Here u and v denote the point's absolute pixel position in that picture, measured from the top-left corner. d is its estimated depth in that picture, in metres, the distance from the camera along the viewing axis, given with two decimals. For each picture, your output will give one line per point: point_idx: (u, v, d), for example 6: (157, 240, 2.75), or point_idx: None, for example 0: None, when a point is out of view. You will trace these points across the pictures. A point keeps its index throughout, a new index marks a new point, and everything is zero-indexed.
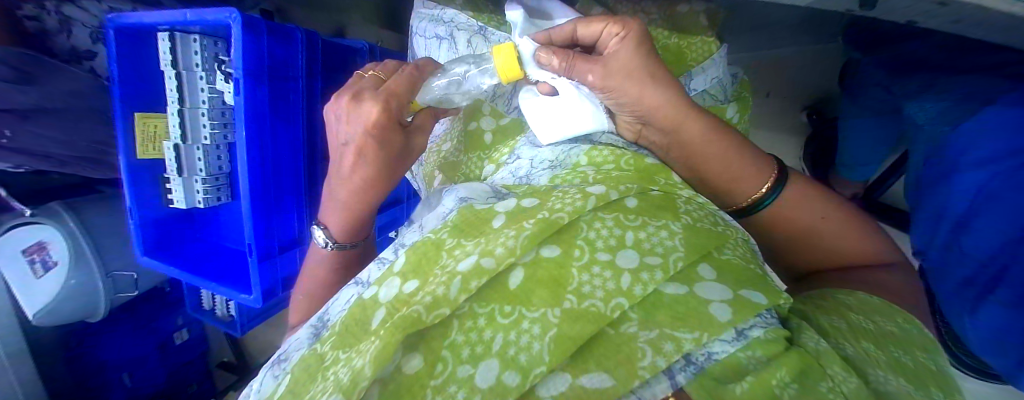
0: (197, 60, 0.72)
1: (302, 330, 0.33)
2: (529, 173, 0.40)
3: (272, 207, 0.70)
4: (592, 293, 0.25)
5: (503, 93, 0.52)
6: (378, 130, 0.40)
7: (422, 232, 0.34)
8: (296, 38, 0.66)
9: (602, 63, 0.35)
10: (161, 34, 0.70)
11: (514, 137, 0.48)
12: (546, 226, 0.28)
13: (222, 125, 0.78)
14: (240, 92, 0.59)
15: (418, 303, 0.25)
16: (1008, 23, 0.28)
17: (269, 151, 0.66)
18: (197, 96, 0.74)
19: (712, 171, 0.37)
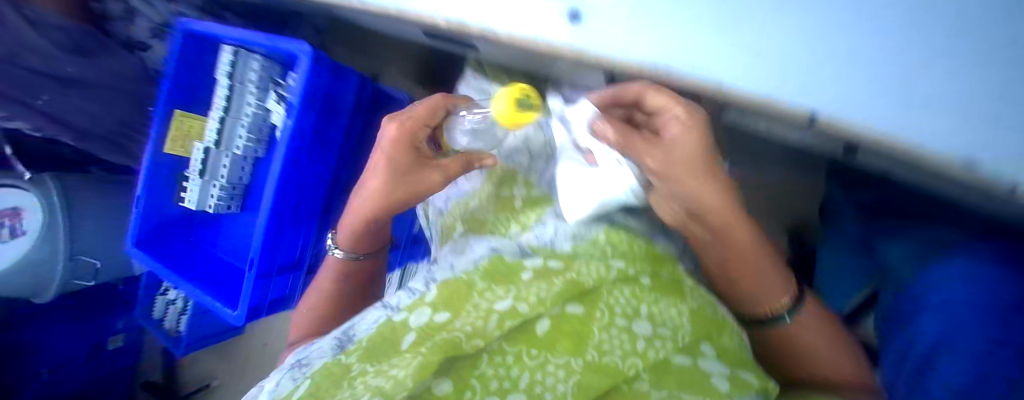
0: (254, 78, 0.76)
1: (324, 339, 0.35)
2: (551, 239, 0.44)
3: (284, 226, 0.72)
4: (611, 351, 0.29)
5: (536, 167, 0.56)
6: (390, 149, 0.48)
7: (450, 271, 0.35)
8: (350, 78, 0.72)
9: (661, 151, 0.33)
10: (228, 48, 0.77)
11: (542, 207, 0.53)
12: (573, 286, 0.31)
13: (258, 140, 0.80)
14: (291, 116, 0.66)
15: (459, 332, 0.29)
16: (963, 193, 0.35)
17: (298, 173, 0.70)
18: (243, 108, 0.78)
19: (745, 277, 0.40)
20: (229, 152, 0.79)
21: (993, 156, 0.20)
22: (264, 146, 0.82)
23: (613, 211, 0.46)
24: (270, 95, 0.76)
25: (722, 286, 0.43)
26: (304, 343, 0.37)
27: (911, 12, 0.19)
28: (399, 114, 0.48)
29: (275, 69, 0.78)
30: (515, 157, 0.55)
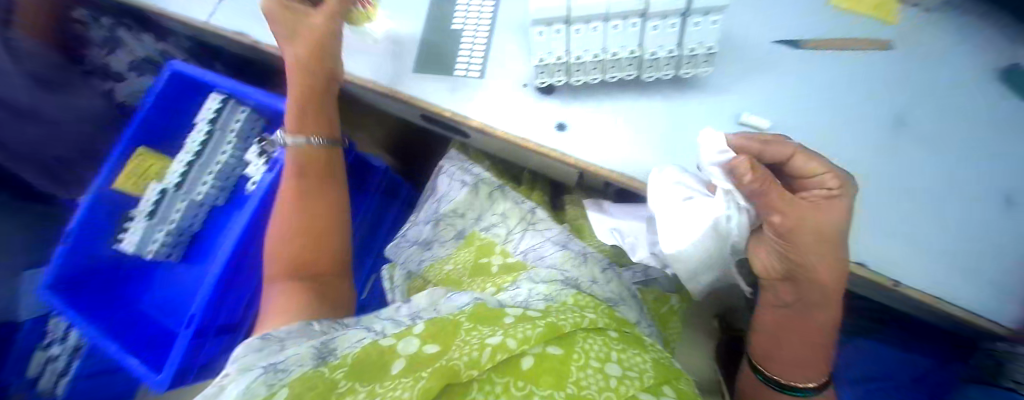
0: (236, 129, 0.76)
1: (301, 345, 0.33)
2: (526, 299, 0.47)
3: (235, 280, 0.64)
4: (588, 386, 0.32)
5: (512, 238, 0.61)
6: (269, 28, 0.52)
7: (437, 312, 0.39)
8: None
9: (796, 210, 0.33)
10: (216, 96, 0.76)
11: (518, 271, 0.55)
12: (553, 328, 0.35)
13: (221, 188, 0.77)
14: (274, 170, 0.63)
15: (457, 360, 0.30)
16: (860, 284, 0.45)
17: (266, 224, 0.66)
18: (216, 155, 0.76)
19: (790, 345, 0.41)
20: (188, 197, 0.74)
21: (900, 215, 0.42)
22: (226, 195, 0.79)
23: (579, 278, 0.52)
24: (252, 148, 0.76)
25: (756, 342, 0.44)
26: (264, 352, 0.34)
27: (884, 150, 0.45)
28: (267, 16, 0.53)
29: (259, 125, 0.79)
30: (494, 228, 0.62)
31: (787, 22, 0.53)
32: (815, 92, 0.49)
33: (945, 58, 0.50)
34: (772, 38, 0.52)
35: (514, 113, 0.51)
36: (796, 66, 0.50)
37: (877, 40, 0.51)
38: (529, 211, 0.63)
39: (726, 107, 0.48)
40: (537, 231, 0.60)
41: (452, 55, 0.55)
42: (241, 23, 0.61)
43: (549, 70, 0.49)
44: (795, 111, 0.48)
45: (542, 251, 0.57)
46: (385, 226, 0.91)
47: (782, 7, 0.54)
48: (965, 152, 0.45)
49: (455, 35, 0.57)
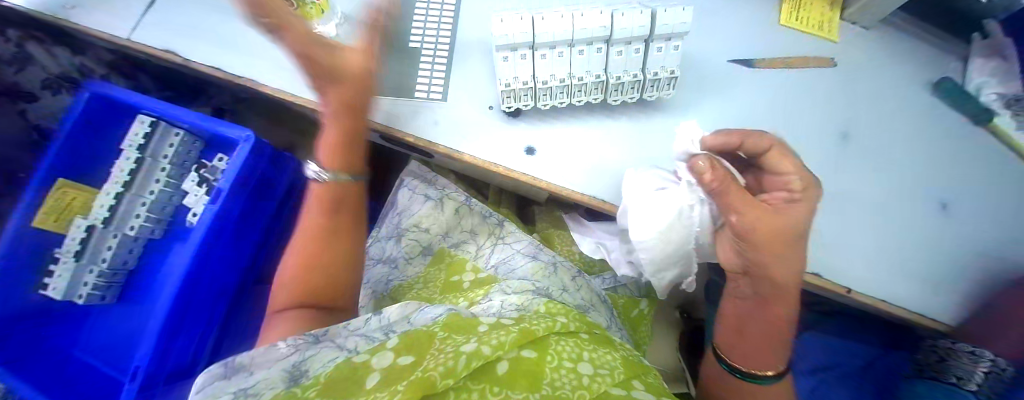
0: (170, 156, 0.63)
1: (271, 369, 0.32)
2: (498, 310, 0.48)
3: (189, 327, 0.53)
4: (563, 385, 0.33)
5: (483, 254, 0.63)
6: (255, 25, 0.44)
7: (412, 325, 0.39)
8: (287, 166, 0.64)
9: (758, 219, 0.36)
10: (144, 118, 0.62)
11: (489, 285, 0.56)
12: (526, 333, 0.36)
13: (157, 219, 0.65)
14: (216, 202, 0.53)
15: (432, 370, 0.30)
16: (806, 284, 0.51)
17: (217, 260, 0.55)
18: (148, 184, 0.63)
19: (751, 331, 0.42)
20: (119, 231, 0.62)
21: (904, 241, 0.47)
22: (164, 226, 0.66)
23: (549, 287, 0.55)
24: (189, 177, 0.65)
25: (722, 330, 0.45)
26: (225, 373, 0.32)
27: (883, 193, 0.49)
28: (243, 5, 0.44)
29: (196, 147, 0.65)
30: (464, 246, 0.64)
31: (751, 31, 0.53)
32: (772, 107, 0.49)
33: (887, 74, 0.53)
34: (728, 58, 0.51)
35: (479, 137, 0.48)
36: (760, 84, 0.50)
37: (823, 57, 0.52)
38: (497, 226, 0.65)
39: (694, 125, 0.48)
40: (507, 244, 0.63)
41: (411, 73, 0.52)
42: (171, 40, 0.54)
43: (515, 94, 0.47)
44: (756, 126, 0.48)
45: (513, 264, 0.60)
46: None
47: (744, 15, 0.53)
48: (904, 168, 0.49)
49: (412, 54, 0.54)
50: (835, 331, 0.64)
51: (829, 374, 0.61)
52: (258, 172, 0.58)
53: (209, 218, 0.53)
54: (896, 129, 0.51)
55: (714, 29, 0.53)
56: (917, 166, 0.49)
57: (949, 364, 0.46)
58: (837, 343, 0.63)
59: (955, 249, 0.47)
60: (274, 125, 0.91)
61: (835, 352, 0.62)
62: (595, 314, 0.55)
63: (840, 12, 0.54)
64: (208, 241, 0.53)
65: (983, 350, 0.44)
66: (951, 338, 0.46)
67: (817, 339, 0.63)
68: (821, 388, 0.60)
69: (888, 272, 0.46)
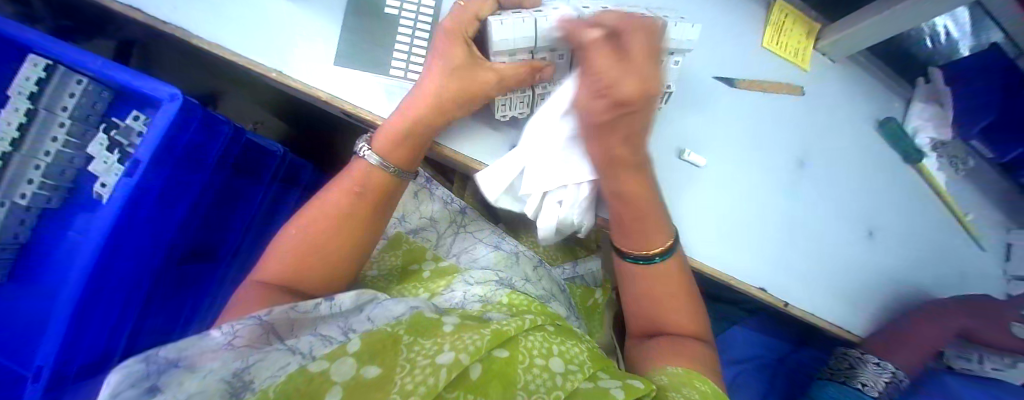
0: (71, 108, 0.44)
1: (206, 377, 0.27)
2: (460, 302, 0.47)
3: (99, 317, 0.45)
4: (537, 389, 0.34)
5: (444, 241, 0.62)
6: (444, 41, 0.40)
7: (372, 323, 0.36)
8: (219, 132, 0.53)
9: (636, 71, 0.29)
10: (37, 58, 0.44)
11: (451, 274, 0.54)
12: (499, 335, 0.35)
13: (56, 187, 0.46)
14: (132, 177, 0.42)
15: (413, 394, 0.29)
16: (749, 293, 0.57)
17: (134, 243, 0.46)
18: (44, 141, 0.44)
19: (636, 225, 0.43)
20: (7, 200, 0.44)
21: (848, 277, 0.56)
22: (63, 196, 0.47)
23: (512, 278, 0.54)
24: (96, 139, 0.45)
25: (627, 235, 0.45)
26: (144, 389, 0.26)
27: (848, 238, 0.56)
28: (447, 17, 0.41)
29: (105, 99, 0.46)
30: (426, 232, 0.61)
31: (740, 50, 0.54)
32: (743, 129, 0.52)
33: (838, 110, 0.58)
34: (712, 74, 0.52)
35: (463, 129, 0.45)
36: (738, 107, 0.52)
37: (790, 85, 0.55)
38: (458, 212, 0.63)
39: (675, 137, 0.49)
40: (470, 234, 0.62)
41: (388, 44, 0.44)
42: None
43: (510, 103, 0.43)
44: (728, 145, 0.51)
45: (474, 253, 0.59)
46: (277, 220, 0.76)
47: (736, 31, 0.54)
48: (835, 200, 0.56)
49: (389, 21, 0.45)
50: (761, 331, 0.77)
51: (752, 364, 0.73)
52: (186, 141, 0.47)
53: (124, 194, 0.43)
54: (860, 178, 0.58)
55: (712, 39, 0.52)
56: (870, 214, 0.58)
57: (857, 371, 0.56)
58: (759, 337, 0.76)
59: (862, 276, 0.57)
60: (190, 67, 0.80)
61: (758, 347, 0.75)
62: (557, 305, 0.56)
63: (815, 42, 0.58)
64: (124, 218, 0.43)
65: (885, 362, 0.55)
66: (860, 349, 0.57)
67: (747, 334, 0.76)
68: (740, 376, 0.72)
69: (812, 291, 0.53)
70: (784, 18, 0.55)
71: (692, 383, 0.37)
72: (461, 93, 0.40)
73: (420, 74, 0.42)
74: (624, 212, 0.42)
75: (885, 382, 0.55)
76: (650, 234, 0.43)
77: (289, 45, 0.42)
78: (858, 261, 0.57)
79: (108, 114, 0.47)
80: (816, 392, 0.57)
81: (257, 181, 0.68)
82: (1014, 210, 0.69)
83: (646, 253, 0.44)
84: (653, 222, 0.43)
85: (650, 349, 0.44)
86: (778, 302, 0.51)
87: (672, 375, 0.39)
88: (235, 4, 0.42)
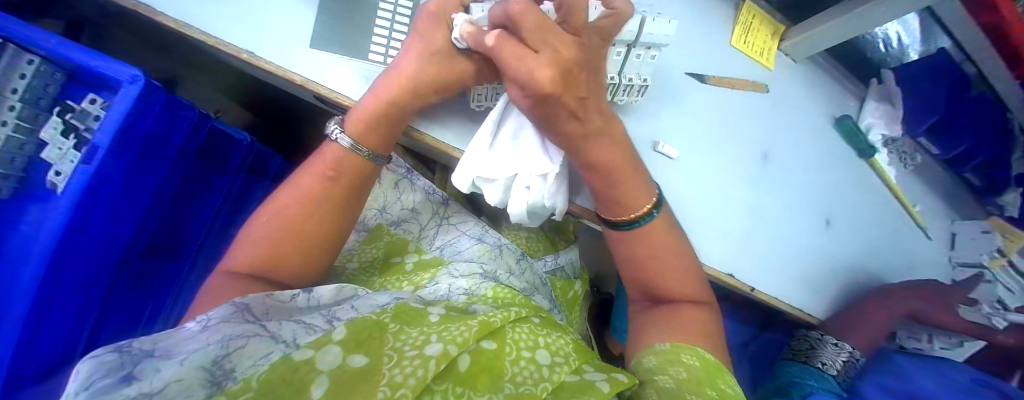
0: (22, 90, 0.41)
1: (185, 364, 0.26)
2: (447, 294, 0.47)
3: (57, 312, 0.43)
4: (524, 380, 0.34)
5: (427, 234, 0.61)
6: (426, 26, 0.40)
7: (357, 312, 0.35)
8: (187, 116, 0.51)
9: (531, 64, 0.33)
10: None
11: (434, 268, 0.54)
12: (487, 326, 0.36)
13: (6, 175, 0.42)
14: (89, 164, 0.41)
15: (403, 386, 0.29)
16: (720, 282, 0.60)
17: (92, 234, 0.44)
18: None
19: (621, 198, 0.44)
20: None
21: (807, 262, 0.59)
22: (12, 185, 0.43)
23: (497, 270, 0.55)
24: (50, 124, 0.43)
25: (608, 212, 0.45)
26: (119, 377, 0.25)
27: (808, 225, 0.60)
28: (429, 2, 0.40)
29: (58, 80, 0.43)
30: (405, 225, 0.60)
31: (712, 49, 0.56)
32: (713, 123, 0.54)
33: (800, 107, 0.62)
34: (685, 70, 0.53)
35: (441, 116, 0.45)
36: (708, 103, 0.54)
37: (756, 83, 0.58)
38: (440, 204, 0.63)
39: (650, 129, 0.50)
40: (453, 226, 0.61)
41: (367, 31, 0.44)
42: None
43: (488, 93, 0.44)
44: (699, 137, 0.53)
45: (458, 246, 0.59)
46: (242, 216, 0.73)
47: (707, 29, 0.56)
48: (796, 191, 0.59)
49: (365, 6, 0.45)
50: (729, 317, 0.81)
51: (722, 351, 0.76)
52: (150, 125, 0.45)
53: (79, 179, 0.41)
54: (820, 171, 0.62)
55: (687, 36, 0.54)
56: (829, 203, 0.62)
57: (817, 351, 0.60)
58: (729, 325, 0.79)
59: (822, 263, 0.60)
60: (142, 42, 0.74)
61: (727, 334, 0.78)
62: (540, 297, 0.57)
63: (778, 42, 0.61)
64: (80, 210, 0.41)
65: (842, 342, 0.59)
66: (820, 331, 0.61)
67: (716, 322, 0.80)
68: None
69: (776, 278, 0.56)
70: (751, 19, 0.58)
71: (679, 359, 0.38)
72: (440, 79, 0.40)
73: (397, 56, 0.41)
74: (607, 185, 0.43)
75: (840, 361, 0.58)
76: (627, 198, 0.43)
77: (263, 28, 0.41)
78: (814, 248, 0.60)
79: (60, 98, 0.44)
80: (783, 372, 0.61)
81: (223, 173, 0.66)
82: (955, 203, 0.75)
83: (629, 217, 0.45)
84: (631, 186, 0.43)
85: (649, 329, 0.45)
86: (746, 288, 0.54)
87: (658, 353, 0.40)
88: None
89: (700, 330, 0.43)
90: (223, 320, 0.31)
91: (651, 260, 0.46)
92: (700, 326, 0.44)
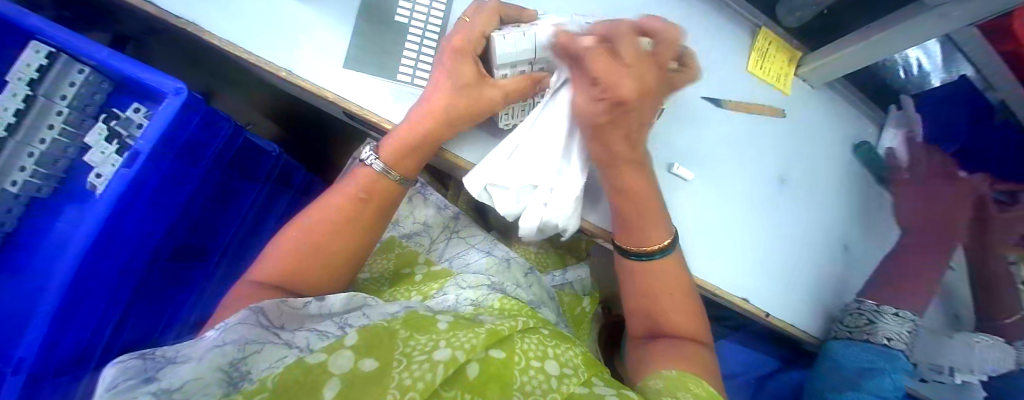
0: (70, 97, 0.44)
1: (202, 363, 0.28)
2: (453, 305, 0.48)
3: (80, 309, 0.44)
4: (533, 390, 0.34)
5: (436, 248, 0.62)
6: (453, 57, 0.41)
7: (368, 319, 0.36)
8: (221, 127, 0.54)
9: (624, 80, 0.36)
10: (39, 45, 0.43)
11: (444, 278, 0.54)
12: (494, 334, 0.36)
13: (49, 176, 0.44)
14: (130, 166, 0.43)
15: (412, 390, 0.29)
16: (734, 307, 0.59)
17: (124, 235, 0.45)
18: (39, 130, 0.44)
19: (652, 232, 0.44)
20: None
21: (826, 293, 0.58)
22: (54, 185, 0.46)
23: (503, 282, 0.55)
24: (94, 129, 0.45)
25: (626, 238, 0.46)
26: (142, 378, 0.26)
27: (828, 254, 0.59)
28: (454, 33, 0.42)
29: (105, 90, 0.46)
30: (418, 238, 0.61)
31: (729, 74, 0.57)
32: (730, 147, 0.54)
33: (816, 133, 0.62)
34: (701, 94, 0.54)
35: (466, 135, 0.46)
36: (724, 126, 0.55)
37: (773, 107, 0.58)
38: (451, 219, 0.64)
39: (665, 151, 0.51)
40: (462, 239, 0.62)
41: (395, 52, 0.46)
42: None
43: (512, 111, 0.45)
44: (714, 161, 0.53)
45: (467, 258, 0.60)
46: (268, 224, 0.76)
47: (724, 55, 0.57)
48: (815, 218, 0.59)
49: (397, 29, 0.47)
50: (743, 344, 0.80)
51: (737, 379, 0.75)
52: (188, 134, 0.47)
53: (120, 183, 0.42)
54: (839, 198, 0.61)
55: (703, 63, 0.55)
56: (848, 230, 0.61)
57: (880, 326, 0.56)
58: (743, 351, 0.79)
59: (840, 291, 0.59)
60: (182, 60, 0.78)
61: (742, 361, 0.78)
62: (547, 311, 0.57)
63: (795, 68, 0.61)
64: (117, 210, 0.43)
65: (904, 313, 0.56)
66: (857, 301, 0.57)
67: (728, 348, 0.79)
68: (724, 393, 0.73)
69: (793, 304, 0.55)
70: (767, 45, 0.59)
71: (686, 386, 0.37)
72: (470, 107, 0.41)
73: (426, 86, 0.43)
74: (634, 217, 0.44)
75: (908, 334, 0.56)
76: (651, 232, 0.44)
77: (298, 48, 0.43)
78: (832, 276, 0.59)
79: (107, 106, 0.47)
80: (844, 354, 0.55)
81: (251, 181, 0.68)
82: None
83: (648, 249, 0.45)
84: (652, 216, 0.44)
85: (652, 352, 0.44)
86: (761, 312, 0.53)
87: (665, 378, 0.39)
88: (247, 4, 0.43)
89: (697, 359, 0.43)
90: (240, 324, 0.31)
91: (655, 288, 0.46)
92: (698, 352, 0.44)
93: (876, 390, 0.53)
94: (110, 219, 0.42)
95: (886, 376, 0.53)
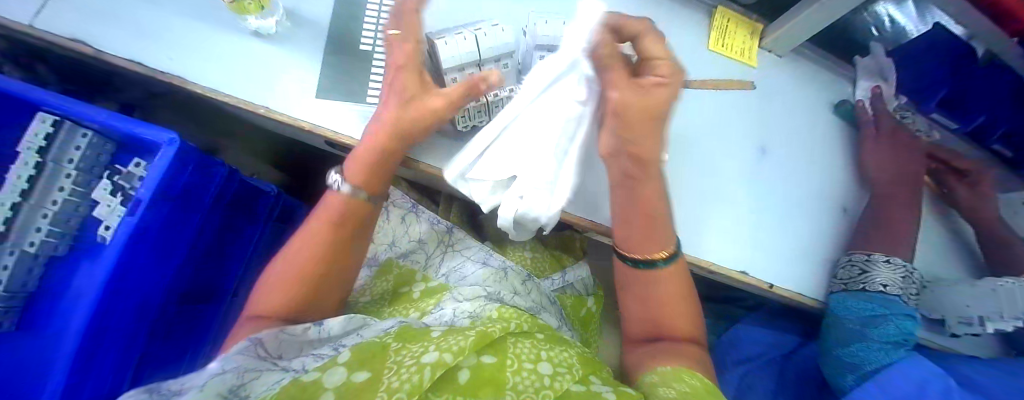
0: (78, 160, 0.46)
1: (203, 390, 0.28)
2: (451, 318, 0.47)
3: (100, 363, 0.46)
4: (525, 389, 0.34)
5: (433, 263, 0.62)
6: (395, 72, 0.44)
7: (362, 336, 0.37)
8: (216, 172, 0.56)
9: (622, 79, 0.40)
10: (44, 115, 0.44)
11: (440, 294, 0.55)
12: (485, 337, 0.36)
13: (62, 234, 0.47)
14: (134, 216, 0.45)
15: (399, 391, 0.30)
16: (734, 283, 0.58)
17: (133, 283, 0.47)
18: (50, 192, 0.45)
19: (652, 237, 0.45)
20: (17, 248, 0.44)
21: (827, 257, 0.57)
22: (69, 244, 0.48)
23: (500, 291, 0.55)
24: (101, 185, 0.48)
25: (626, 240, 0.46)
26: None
27: (823, 217, 0.58)
28: (392, 51, 0.45)
29: (109, 150, 0.48)
30: (413, 256, 0.62)
31: (693, 55, 0.57)
32: (703, 123, 0.55)
33: (793, 99, 0.62)
34: None
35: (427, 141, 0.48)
36: (693, 105, 0.55)
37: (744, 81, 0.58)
38: (445, 232, 0.63)
39: None
40: (458, 252, 0.63)
41: (365, 78, 0.48)
42: (76, 27, 0.43)
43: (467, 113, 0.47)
44: (688, 139, 0.53)
45: (463, 271, 0.60)
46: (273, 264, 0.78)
47: (686, 37, 0.58)
48: (804, 183, 0.58)
49: (364, 56, 0.50)
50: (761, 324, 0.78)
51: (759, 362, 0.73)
52: (184, 181, 0.49)
53: (126, 231, 0.44)
54: (827, 162, 0.61)
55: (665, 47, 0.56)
56: (840, 191, 0.60)
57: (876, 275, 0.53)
58: (762, 332, 0.77)
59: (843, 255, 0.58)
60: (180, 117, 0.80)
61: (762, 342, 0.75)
62: (548, 314, 0.57)
63: (760, 39, 0.62)
64: (124, 259, 0.45)
65: (895, 258, 0.54)
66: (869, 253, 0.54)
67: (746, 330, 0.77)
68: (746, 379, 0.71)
69: (795, 274, 0.54)
70: (728, 21, 0.60)
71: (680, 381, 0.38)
72: (417, 114, 0.43)
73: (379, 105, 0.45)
74: (635, 225, 0.45)
75: (902, 278, 0.54)
76: (650, 237, 0.45)
77: (270, 83, 0.46)
78: (832, 239, 0.58)
79: (112, 164, 0.49)
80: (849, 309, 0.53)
81: (252, 222, 0.71)
82: None
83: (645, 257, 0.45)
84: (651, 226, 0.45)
85: (653, 354, 0.44)
86: (765, 285, 0.52)
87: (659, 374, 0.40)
88: (223, 53, 0.46)
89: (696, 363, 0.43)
90: (239, 354, 0.32)
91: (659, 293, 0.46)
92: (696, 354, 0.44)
93: (881, 336, 0.53)
94: (118, 268, 0.44)
95: (890, 323, 0.52)
